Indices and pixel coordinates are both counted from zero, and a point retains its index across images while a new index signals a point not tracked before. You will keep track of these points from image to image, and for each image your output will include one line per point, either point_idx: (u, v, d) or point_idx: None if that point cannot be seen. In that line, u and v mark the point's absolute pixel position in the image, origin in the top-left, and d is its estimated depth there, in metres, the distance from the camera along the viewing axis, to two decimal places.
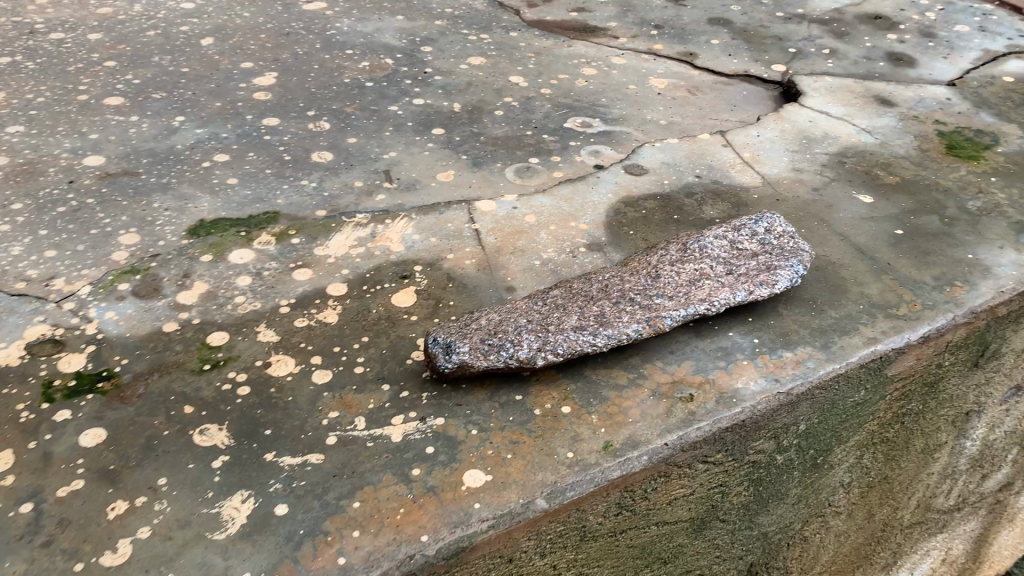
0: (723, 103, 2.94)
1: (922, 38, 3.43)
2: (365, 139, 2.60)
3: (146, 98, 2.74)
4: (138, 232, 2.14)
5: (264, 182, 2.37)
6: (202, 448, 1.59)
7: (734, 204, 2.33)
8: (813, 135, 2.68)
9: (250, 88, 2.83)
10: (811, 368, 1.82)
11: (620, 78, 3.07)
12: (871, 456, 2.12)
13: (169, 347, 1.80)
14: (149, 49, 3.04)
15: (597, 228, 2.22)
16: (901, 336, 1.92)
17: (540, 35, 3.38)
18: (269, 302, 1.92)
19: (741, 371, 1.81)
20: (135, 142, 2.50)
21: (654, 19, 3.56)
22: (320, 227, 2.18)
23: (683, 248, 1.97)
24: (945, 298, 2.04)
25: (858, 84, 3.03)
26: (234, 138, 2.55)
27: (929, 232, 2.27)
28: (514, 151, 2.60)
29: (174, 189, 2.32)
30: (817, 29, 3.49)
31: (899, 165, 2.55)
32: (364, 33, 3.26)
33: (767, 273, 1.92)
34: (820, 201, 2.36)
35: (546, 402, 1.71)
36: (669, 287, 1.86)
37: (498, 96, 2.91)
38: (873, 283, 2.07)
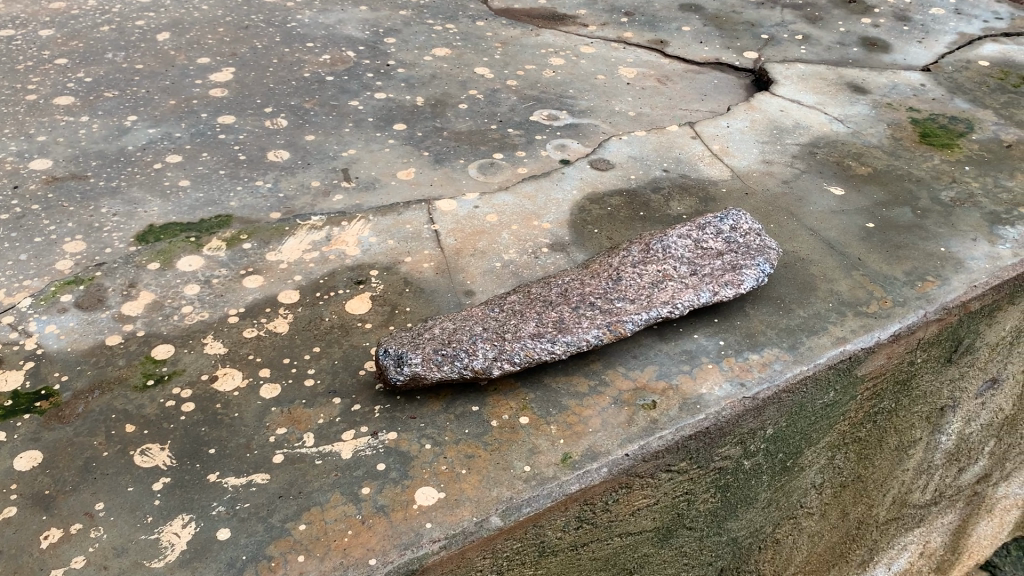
0: (694, 92, 2.87)
1: (896, 22, 3.37)
2: (324, 136, 2.52)
3: (98, 97, 2.65)
4: (83, 239, 2.06)
5: (216, 184, 2.29)
6: (142, 470, 1.52)
7: (701, 199, 2.27)
8: (784, 125, 2.62)
9: (206, 84, 2.75)
10: (778, 370, 1.77)
11: (589, 68, 3.00)
12: (844, 456, 2.07)
13: (112, 362, 1.73)
14: (102, 45, 2.95)
15: (561, 227, 2.16)
16: (871, 334, 1.87)
17: (507, 24, 3.30)
18: (217, 311, 1.85)
19: (706, 376, 1.75)
20: (84, 144, 2.42)
21: (624, 6, 3.49)
22: (274, 231, 2.11)
23: (646, 248, 1.91)
24: (916, 294, 1.98)
25: (830, 71, 2.97)
26: (187, 138, 2.47)
27: (900, 224, 2.21)
28: (477, 147, 2.53)
29: (123, 193, 2.24)
30: (790, 14, 3.42)
31: (871, 154, 2.50)
32: (326, 25, 3.17)
33: (732, 273, 1.86)
34: (790, 194, 2.30)
35: (504, 413, 1.65)
36: (631, 290, 1.80)
37: (462, 88, 2.83)
38: (843, 280, 2.02)
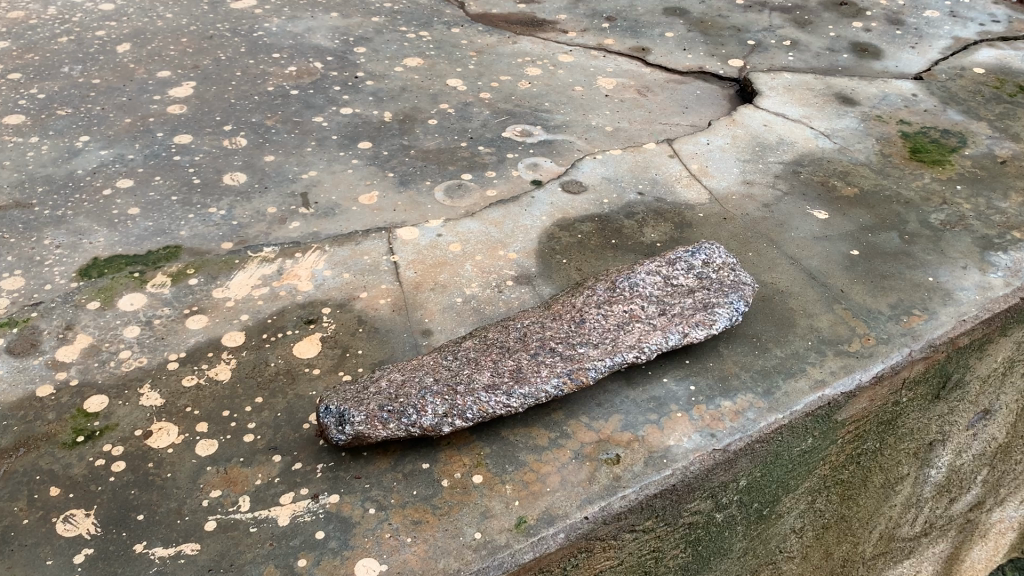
0: (675, 105, 2.75)
1: (888, 26, 3.24)
2: (284, 156, 2.40)
3: (50, 115, 2.54)
4: (22, 275, 1.95)
5: (167, 212, 2.18)
6: (63, 540, 1.41)
7: (677, 225, 2.16)
8: (768, 141, 2.50)
9: (164, 100, 2.63)
10: (751, 419, 1.65)
11: (566, 79, 2.88)
12: (825, 498, 1.97)
13: (41, 416, 1.62)
14: (59, 58, 2.83)
15: (528, 257, 2.04)
16: (851, 377, 1.76)
17: (484, 31, 3.18)
18: (157, 357, 1.75)
19: (675, 425, 1.64)
20: (31, 168, 2.31)
21: (606, 10, 3.36)
22: (223, 265, 2.00)
23: (612, 287, 1.80)
24: (901, 330, 1.87)
25: (818, 80, 2.85)
26: (140, 160, 2.36)
27: (887, 251, 2.10)
28: (445, 167, 2.41)
29: (69, 222, 2.13)
30: (779, 18, 3.29)
31: (858, 173, 2.38)
32: (294, 34, 3.05)
33: (703, 312, 1.74)
34: (771, 219, 2.19)
35: (456, 471, 1.53)
36: (595, 334, 1.69)
37: (433, 102, 2.71)
38: (824, 315, 1.91)
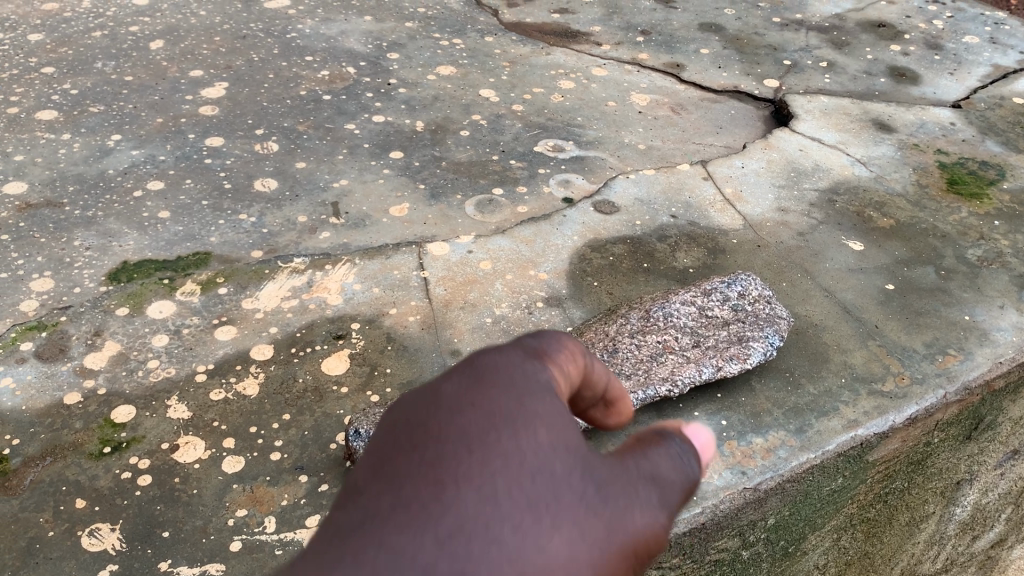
0: (709, 124, 2.72)
1: (927, 50, 3.21)
2: (316, 164, 2.39)
3: (82, 112, 2.53)
4: (52, 276, 1.95)
5: (198, 216, 2.17)
6: (88, 555, 1.39)
7: (710, 251, 2.14)
8: (803, 167, 2.47)
9: (197, 101, 2.62)
10: (783, 458, 1.63)
11: (600, 93, 2.86)
12: (850, 536, 1.94)
13: (68, 425, 1.61)
14: (92, 53, 2.82)
15: (558, 278, 2.03)
16: (885, 418, 1.73)
17: (517, 40, 3.15)
18: (185, 368, 1.74)
19: (705, 461, 1.61)
20: (63, 166, 2.30)
21: (641, 23, 3.33)
22: (253, 275, 1.98)
23: (646, 316, 1.78)
24: (936, 370, 1.84)
25: (854, 104, 2.81)
26: (171, 162, 2.35)
27: (923, 287, 2.07)
28: (476, 180, 2.39)
29: (99, 223, 2.12)
30: (815, 38, 3.26)
31: (895, 204, 2.35)
32: (327, 37, 3.03)
33: (738, 346, 1.72)
34: (806, 248, 2.16)
35: None
36: (627, 365, 1.67)
37: (465, 113, 2.69)
38: (858, 352, 1.88)
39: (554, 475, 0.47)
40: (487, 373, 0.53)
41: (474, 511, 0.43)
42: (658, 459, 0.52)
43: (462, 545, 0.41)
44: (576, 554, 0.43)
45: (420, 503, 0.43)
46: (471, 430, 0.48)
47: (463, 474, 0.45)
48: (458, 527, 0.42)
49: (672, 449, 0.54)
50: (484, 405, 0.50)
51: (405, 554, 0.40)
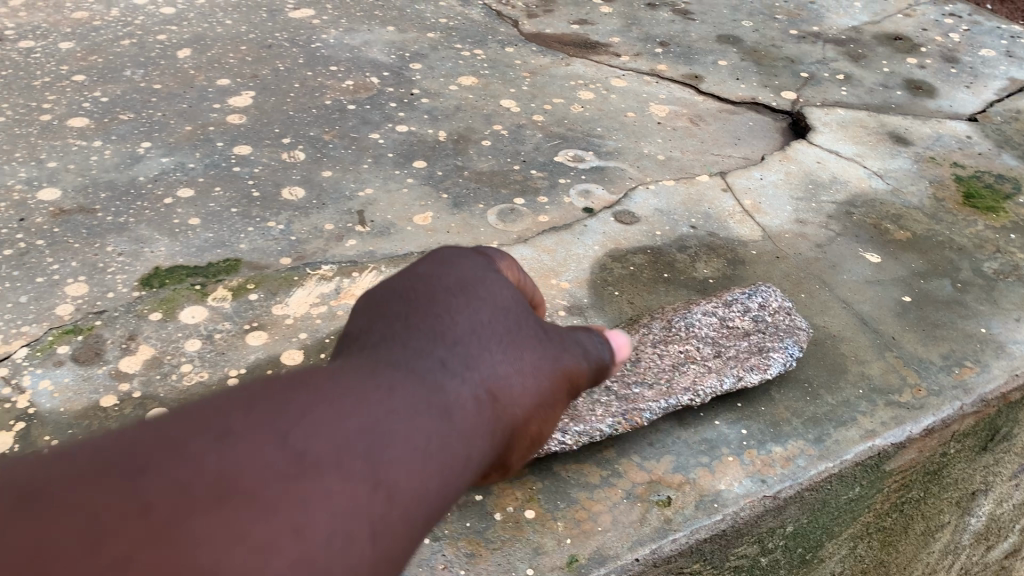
0: (728, 135, 2.76)
1: (943, 64, 3.23)
2: (341, 173, 2.44)
3: (113, 119, 2.59)
4: (87, 281, 2.00)
5: (228, 223, 2.21)
6: None
7: (729, 261, 2.17)
8: (821, 179, 2.50)
9: (224, 109, 2.67)
10: (802, 466, 1.66)
11: (619, 104, 2.89)
12: (866, 545, 1.97)
13: (105, 426, 1.66)
14: (121, 61, 2.88)
15: (580, 287, 2.06)
16: (902, 429, 1.76)
17: (538, 51, 3.20)
18: (217, 372, 1.78)
19: (726, 469, 1.64)
20: (95, 173, 2.36)
21: (659, 34, 3.37)
22: (282, 281, 2.03)
23: (668, 326, 1.82)
24: (953, 382, 1.87)
25: (872, 117, 2.84)
26: (201, 169, 2.40)
27: (940, 300, 2.10)
28: (498, 190, 2.43)
29: (131, 230, 2.17)
30: (832, 50, 3.29)
31: (911, 217, 2.37)
32: (351, 47, 3.08)
33: (759, 356, 1.76)
34: (824, 260, 2.20)
35: (508, 504, 1.55)
36: (650, 374, 1.71)
37: (487, 123, 2.74)
38: (876, 363, 1.91)
39: (516, 318, 0.69)
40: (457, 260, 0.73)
41: (461, 332, 0.65)
42: (579, 334, 0.74)
43: (463, 350, 0.62)
44: (528, 367, 0.66)
45: (428, 325, 0.64)
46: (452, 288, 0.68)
47: (453, 312, 0.66)
48: (457, 339, 0.63)
49: (594, 334, 0.76)
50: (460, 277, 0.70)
51: (422, 350, 0.61)
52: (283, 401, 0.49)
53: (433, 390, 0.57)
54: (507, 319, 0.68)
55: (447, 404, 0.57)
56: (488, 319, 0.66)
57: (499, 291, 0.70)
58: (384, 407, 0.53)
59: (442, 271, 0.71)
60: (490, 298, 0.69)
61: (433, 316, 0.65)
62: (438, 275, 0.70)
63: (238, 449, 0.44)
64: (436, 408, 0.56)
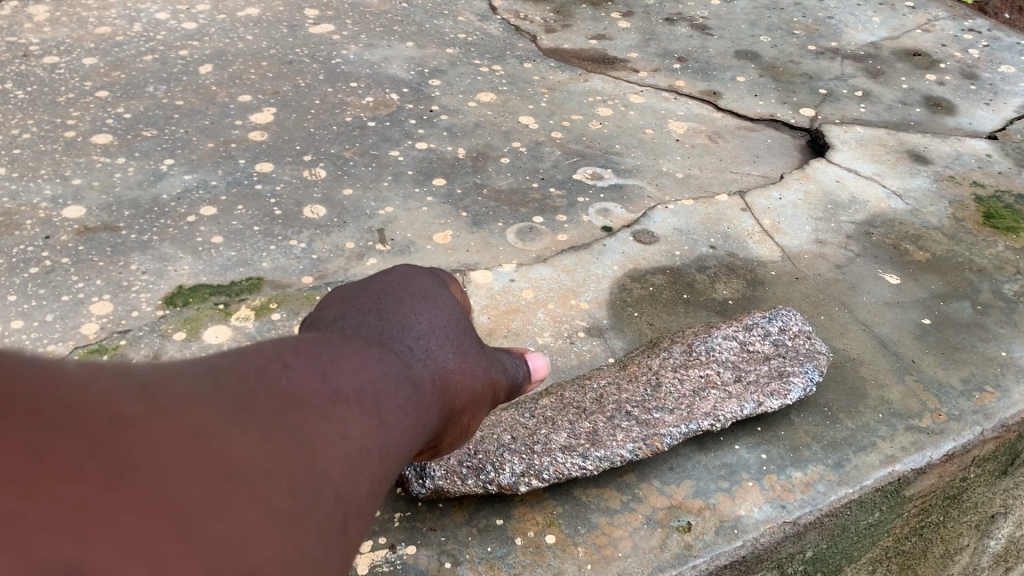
0: (746, 153, 2.76)
1: (963, 80, 3.23)
2: (362, 191, 2.45)
3: (136, 135, 2.61)
4: (111, 300, 2.02)
5: (250, 242, 2.23)
6: None
7: (749, 283, 2.17)
8: (840, 199, 2.50)
9: (246, 126, 2.69)
10: (821, 492, 1.66)
11: (637, 121, 2.90)
12: (885, 568, 1.97)
13: None
14: (144, 77, 2.91)
15: (599, 308, 2.07)
16: (922, 454, 1.76)
17: (556, 67, 3.21)
18: None
19: (746, 495, 1.65)
20: (119, 190, 2.38)
21: (677, 50, 3.38)
22: (304, 301, 2.05)
23: (689, 350, 1.83)
24: (973, 407, 1.87)
25: (890, 135, 2.84)
26: (223, 187, 2.42)
27: (959, 322, 2.09)
28: (517, 208, 2.44)
29: (154, 248, 2.19)
30: (851, 66, 3.29)
31: (931, 238, 2.37)
32: (371, 63, 3.10)
33: (779, 381, 1.76)
34: (843, 281, 2.20)
35: (529, 529, 1.55)
36: (670, 399, 1.72)
37: (505, 140, 2.75)
38: (896, 387, 1.91)
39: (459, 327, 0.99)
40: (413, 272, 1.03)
41: (410, 330, 0.91)
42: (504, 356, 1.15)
43: (431, 340, 0.92)
44: (459, 363, 0.95)
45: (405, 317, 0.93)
46: (421, 291, 1.00)
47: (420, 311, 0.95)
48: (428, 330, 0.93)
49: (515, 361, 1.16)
50: (425, 281, 1.02)
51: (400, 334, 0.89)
52: (75, 383, 0.40)
53: (380, 366, 0.76)
54: (443, 322, 0.96)
55: (396, 382, 0.75)
56: (429, 321, 0.94)
57: (440, 297, 1.01)
58: (239, 405, 0.49)
59: (391, 282, 0.99)
60: (445, 307, 0.99)
61: (384, 316, 0.91)
62: (385, 288, 0.97)
63: (2, 442, 0.35)
64: (263, 415, 0.50)
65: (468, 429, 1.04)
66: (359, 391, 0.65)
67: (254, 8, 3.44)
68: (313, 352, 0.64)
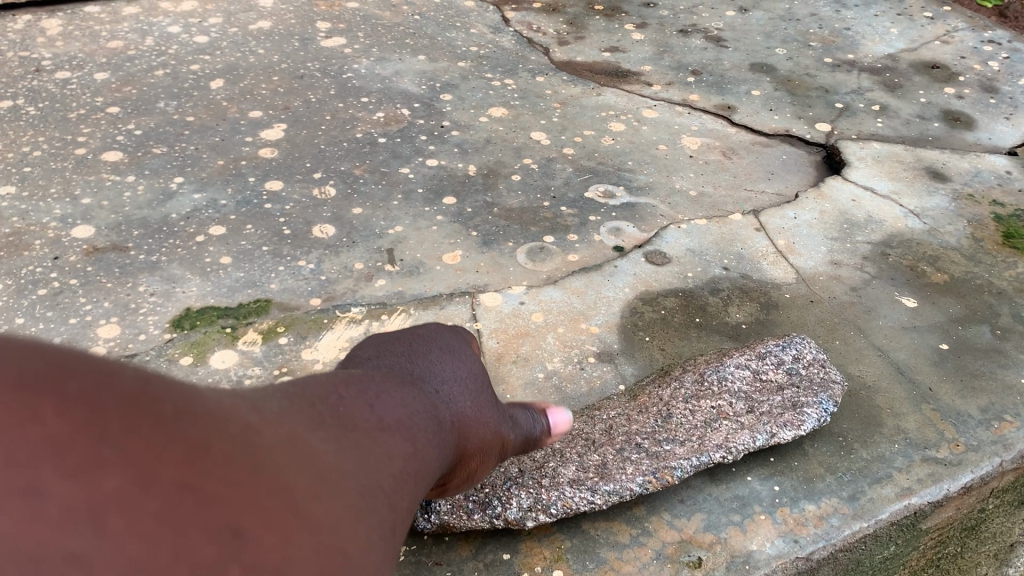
0: (761, 170, 2.72)
1: (982, 94, 3.18)
2: (371, 210, 2.44)
3: (146, 153, 2.61)
4: (119, 323, 2.01)
5: (259, 262, 2.22)
6: None
7: (762, 306, 2.14)
8: (856, 218, 2.46)
9: (256, 143, 2.68)
10: (835, 526, 1.63)
11: (651, 136, 2.87)
12: None
13: None
14: (155, 92, 2.91)
15: (610, 332, 2.04)
16: (939, 487, 1.72)
17: (569, 80, 3.18)
18: None
19: (758, 529, 1.61)
20: (129, 209, 2.38)
21: (691, 63, 3.35)
22: (312, 324, 2.03)
23: (700, 380, 1.80)
24: (992, 437, 1.83)
25: (908, 152, 2.79)
26: (232, 206, 2.41)
27: (978, 348, 2.05)
28: (528, 227, 2.42)
29: (162, 269, 2.18)
30: (868, 79, 3.24)
31: (949, 259, 2.33)
32: (382, 77, 3.09)
33: (792, 412, 1.73)
34: (859, 305, 2.16)
35: (536, 564, 1.53)
36: (681, 431, 1.69)
37: (517, 156, 2.73)
38: (912, 415, 1.87)
39: (481, 380, 1.02)
40: (443, 329, 1.06)
41: (438, 375, 0.92)
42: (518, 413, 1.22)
43: (456, 388, 0.94)
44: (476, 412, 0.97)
45: (435, 363, 0.95)
46: (452, 344, 1.03)
47: (448, 360, 0.98)
48: (455, 378, 0.95)
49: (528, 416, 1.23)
50: (455, 337, 1.06)
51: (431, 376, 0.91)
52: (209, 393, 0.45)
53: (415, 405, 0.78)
54: (467, 377, 0.98)
55: (431, 421, 0.79)
56: (458, 372, 0.96)
57: (466, 353, 1.03)
58: (312, 422, 0.55)
59: (426, 333, 1.03)
60: (471, 362, 1.02)
61: (417, 361, 0.92)
62: (415, 338, 0.99)
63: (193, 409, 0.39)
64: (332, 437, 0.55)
65: (474, 477, 1.09)
66: (400, 421, 0.71)
67: (266, 21, 3.44)
68: (362, 385, 0.71)
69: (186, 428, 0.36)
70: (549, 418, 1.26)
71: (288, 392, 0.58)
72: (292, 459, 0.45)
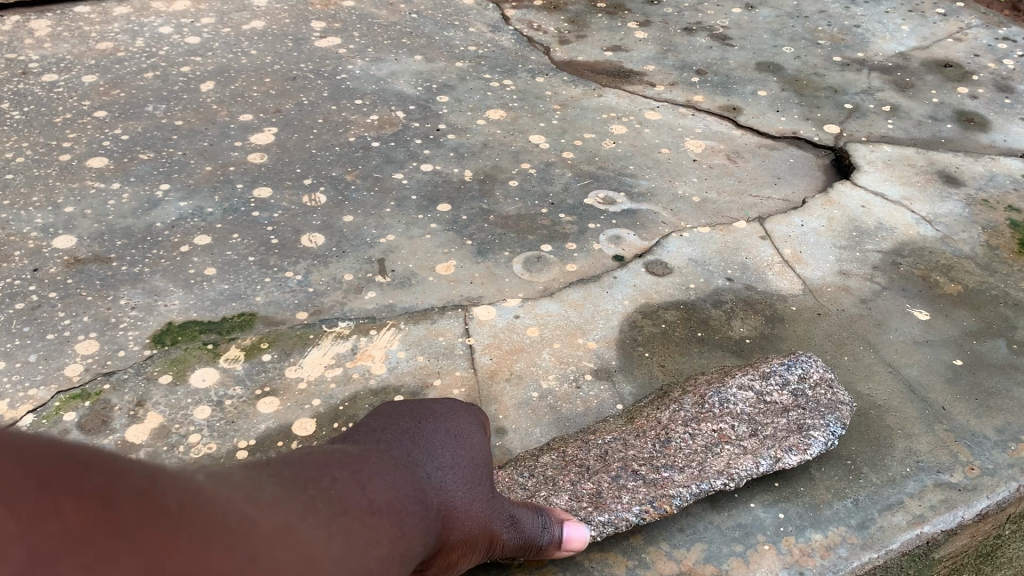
0: (767, 174, 2.63)
1: (997, 93, 3.08)
2: (363, 218, 2.35)
3: (132, 158, 2.53)
4: (97, 338, 1.93)
5: (244, 274, 2.14)
6: None
7: (767, 319, 2.05)
8: (865, 226, 2.37)
9: (245, 148, 2.61)
10: (843, 557, 1.54)
11: (653, 139, 2.78)
12: None
13: None
14: (144, 96, 2.83)
15: (608, 348, 1.96)
16: (953, 514, 1.63)
17: (569, 81, 3.10)
18: (226, 443, 1.70)
19: (761, 560, 1.53)
20: (112, 218, 2.30)
21: (696, 62, 3.25)
22: (297, 340, 1.95)
23: (701, 402, 1.71)
24: (1008, 460, 1.73)
25: (920, 155, 2.70)
26: (219, 215, 2.33)
27: (993, 364, 1.96)
28: (525, 236, 2.34)
29: (145, 281, 2.11)
30: (878, 79, 3.14)
31: (962, 268, 2.24)
32: (377, 78, 3.01)
33: (798, 435, 1.64)
34: (868, 318, 2.07)
35: None
36: (680, 457, 1.61)
37: (514, 161, 2.64)
38: (924, 437, 1.78)
39: (481, 467, 1.01)
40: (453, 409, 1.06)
41: (438, 459, 0.91)
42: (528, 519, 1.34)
43: (453, 474, 0.93)
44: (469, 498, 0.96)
45: (436, 447, 0.94)
46: (457, 426, 1.02)
47: (449, 445, 0.96)
48: (454, 464, 0.94)
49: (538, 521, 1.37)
50: (462, 416, 1.05)
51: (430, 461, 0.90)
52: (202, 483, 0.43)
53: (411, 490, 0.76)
54: (467, 466, 0.97)
55: (425, 508, 0.78)
56: (457, 459, 0.95)
57: (473, 439, 1.03)
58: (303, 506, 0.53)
59: (436, 410, 1.03)
60: (475, 446, 1.02)
61: (416, 443, 0.91)
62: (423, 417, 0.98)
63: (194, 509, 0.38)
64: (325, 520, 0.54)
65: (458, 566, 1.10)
66: (392, 504, 0.68)
67: (260, 21, 3.37)
68: (355, 463, 0.68)
69: (189, 526, 0.36)
70: (563, 530, 1.40)
71: (281, 472, 0.56)
72: (290, 551, 0.44)
